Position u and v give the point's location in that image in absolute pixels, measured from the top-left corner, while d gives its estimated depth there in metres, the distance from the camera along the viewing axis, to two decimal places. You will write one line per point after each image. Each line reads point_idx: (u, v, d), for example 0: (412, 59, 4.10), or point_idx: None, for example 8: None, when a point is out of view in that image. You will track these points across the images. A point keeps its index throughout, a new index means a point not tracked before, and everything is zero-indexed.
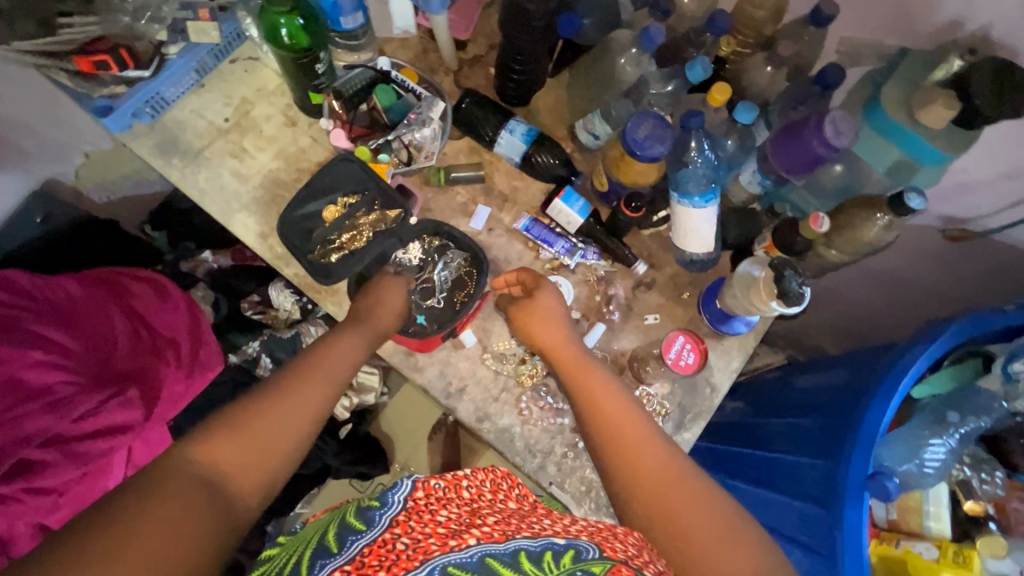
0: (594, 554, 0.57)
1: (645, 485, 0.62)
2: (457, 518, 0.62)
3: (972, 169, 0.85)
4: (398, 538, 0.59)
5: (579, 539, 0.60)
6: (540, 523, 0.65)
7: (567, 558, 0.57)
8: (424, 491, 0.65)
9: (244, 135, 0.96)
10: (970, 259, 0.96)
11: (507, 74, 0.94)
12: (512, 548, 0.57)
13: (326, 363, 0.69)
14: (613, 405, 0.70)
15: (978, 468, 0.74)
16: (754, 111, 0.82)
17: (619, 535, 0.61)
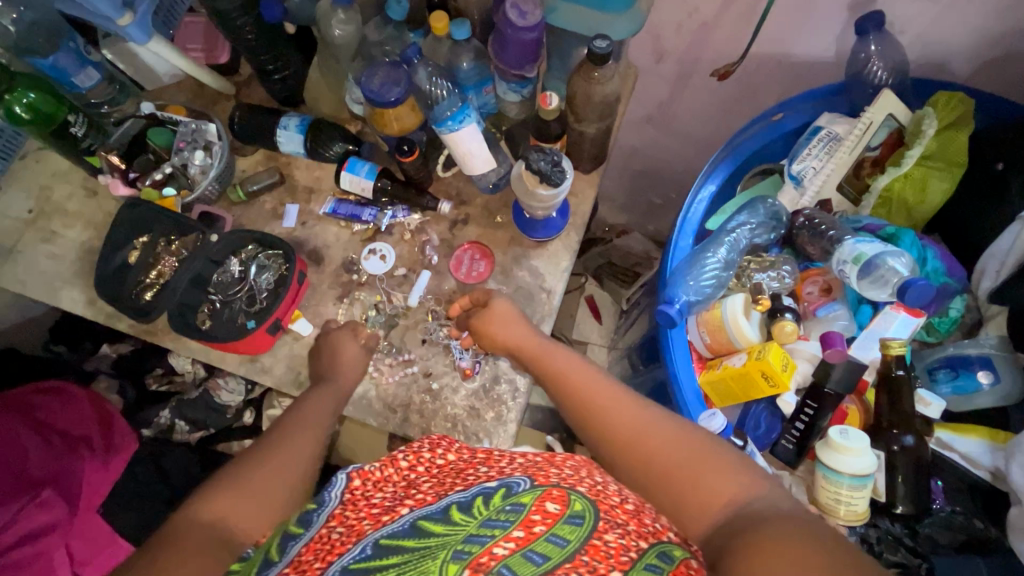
0: (525, 485, 0.51)
1: (622, 442, 0.59)
2: (394, 495, 0.56)
3: (699, 4, 0.85)
4: (333, 529, 0.54)
5: (510, 474, 0.52)
6: (477, 472, 0.55)
7: (498, 495, 0.50)
8: (361, 479, 0.59)
9: (51, 219, 1.00)
10: (751, 89, 0.97)
11: (268, 78, 0.98)
12: (443, 503, 0.51)
13: (310, 415, 0.76)
14: (580, 378, 0.67)
15: (767, 268, 0.78)
16: (468, 25, 0.83)
17: (554, 462, 0.55)
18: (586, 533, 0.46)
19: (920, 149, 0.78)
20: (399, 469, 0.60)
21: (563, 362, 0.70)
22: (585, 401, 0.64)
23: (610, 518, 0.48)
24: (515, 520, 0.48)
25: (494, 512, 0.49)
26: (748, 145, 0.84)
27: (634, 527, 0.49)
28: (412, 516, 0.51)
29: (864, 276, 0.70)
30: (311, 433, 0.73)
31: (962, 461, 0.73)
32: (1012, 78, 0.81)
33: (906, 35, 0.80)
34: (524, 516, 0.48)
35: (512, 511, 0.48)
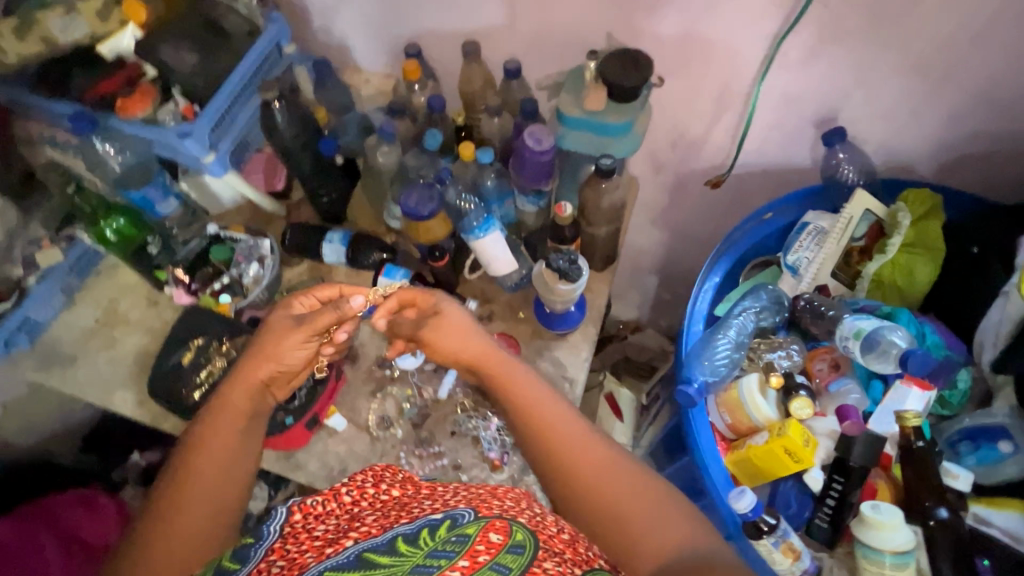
0: (469, 518, 0.55)
1: (582, 485, 0.64)
2: (338, 527, 0.58)
3: (688, 127, 1.01)
4: (272, 564, 0.54)
5: (454, 507, 0.56)
6: (421, 504, 0.59)
7: (443, 527, 0.54)
8: (301, 513, 0.60)
9: (114, 327, 1.09)
10: (739, 193, 1.10)
11: (318, 200, 1.13)
12: (387, 536, 0.53)
13: (228, 414, 0.74)
14: (546, 416, 0.69)
15: (777, 349, 0.83)
16: (492, 150, 0.98)
17: (497, 494, 0.61)
18: (526, 560, 0.52)
19: (899, 238, 0.86)
20: (344, 502, 0.62)
21: (534, 395, 0.72)
22: (553, 444, 0.67)
23: (548, 547, 0.54)
24: (459, 550, 0.52)
25: (440, 543, 0.52)
26: (743, 242, 0.94)
27: (571, 555, 0.55)
28: (359, 547, 0.53)
29: (866, 350, 0.75)
30: (230, 428, 0.73)
31: (1005, 539, 0.67)
32: (973, 175, 0.92)
33: (869, 144, 0.93)
34: (468, 547, 0.52)
35: (457, 542, 0.52)
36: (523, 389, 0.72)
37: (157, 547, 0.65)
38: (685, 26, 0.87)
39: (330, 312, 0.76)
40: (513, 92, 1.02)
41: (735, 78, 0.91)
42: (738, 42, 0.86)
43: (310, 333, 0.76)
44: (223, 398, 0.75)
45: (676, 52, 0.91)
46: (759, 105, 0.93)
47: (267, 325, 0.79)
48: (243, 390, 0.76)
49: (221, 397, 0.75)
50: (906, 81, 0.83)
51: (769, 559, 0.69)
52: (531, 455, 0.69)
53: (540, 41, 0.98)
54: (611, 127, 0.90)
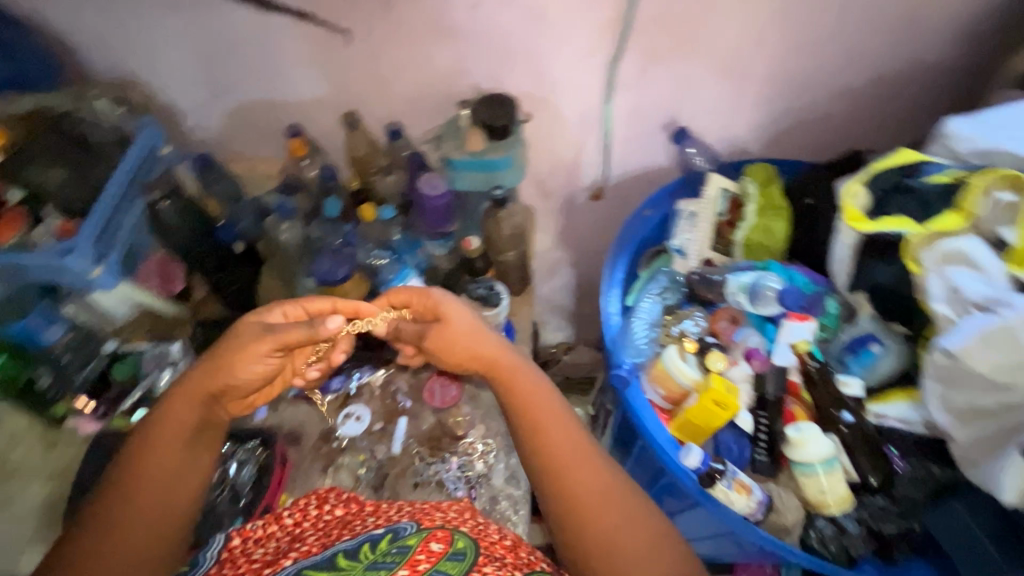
0: (410, 531, 0.64)
1: (576, 512, 0.65)
2: (276, 548, 0.67)
3: (562, 152, 1.14)
4: None
5: (395, 522, 0.66)
6: (363, 522, 0.68)
7: (385, 540, 0.62)
8: (240, 538, 0.69)
9: (7, 483, 0.96)
10: (620, 200, 1.23)
11: (223, 291, 1.10)
12: (329, 553, 0.62)
13: (173, 422, 0.69)
14: (550, 429, 0.70)
15: (684, 320, 0.92)
16: (394, 207, 1.06)
17: (439, 508, 0.71)
18: (466, 564, 0.60)
19: (752, 205, 1.02)
20: (283, 525, 0.71)
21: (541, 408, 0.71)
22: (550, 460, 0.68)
23: (488, 553, 0.62)
24: (400, 560, 0.60)
25: (381, 554, 0.61)
26: (633, 238, 1.06)
27: (511, 558, 0.63)
28: (299, 564, 0.61)
29: (753, 299, 0.87)
30: (174, 435, 0.68)
31: (899, 425, 0.77)
32: (791, 145, 1.12)
33: (709, 136, 1.10)
34: (407, 557, 0.60)
35: (397, 552, 0.61)
36: (546, 408, 0.71)
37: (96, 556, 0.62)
38: (535, 68, 1.00)
39: (301, 329, 0.73)
40: (398, 150, 1.09)
41: (590, 102, 1.05)
42: (581, 73, 1.00)
43: (275, 346, 0.72)
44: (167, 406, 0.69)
45: (534, 90, 1.03)
46: (614, 121, 1.08)
47: (224, 338, 0.72)
48: (188, 402, 0.70)
49: (164, 408, 0.69)
50: (721, 81, 1.01)
51: (728, 501, 0.75)
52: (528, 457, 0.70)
53: (413, 102, 1.07)
54: (496, 162, 1.00)
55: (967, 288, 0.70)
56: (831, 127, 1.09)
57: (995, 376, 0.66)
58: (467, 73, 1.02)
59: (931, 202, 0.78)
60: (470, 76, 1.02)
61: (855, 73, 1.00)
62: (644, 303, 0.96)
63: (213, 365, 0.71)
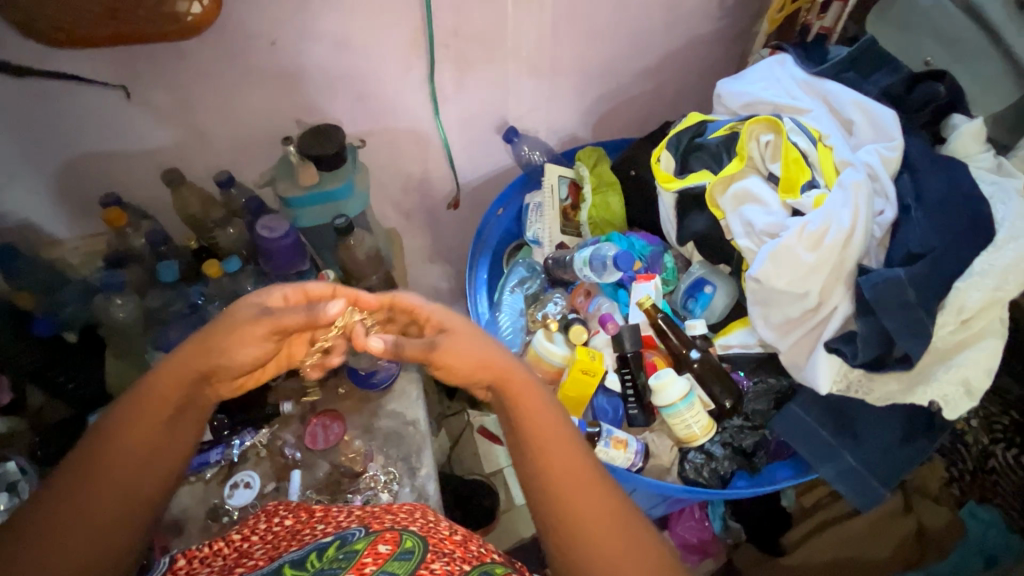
0: (358, 536, 0.61)
1: (565, 502, 0.60)
2: (222, 567, 0.63)
3: (407, 170, 1.15)
4: None
5: (342, 528, 0.63)
6: (311, 530, 0.65)
7: (331, 547, 0.59)
8: (185, 559, 0.65)
9: None
10: (477, 204, 1.28)
11: (62, 390, 0.98)
12: (276, 564, 0.59)
13: (152, 399, 0.64)
14: (547, 422, 0.64)
15: (547, 304, 0.98)
16: (236, 256, 0.98)
17: (390, 509, 0.68)
18: (414, 562, 0.56)
19: (587, 186, 1.10)
20: (231, 542, 0.67)
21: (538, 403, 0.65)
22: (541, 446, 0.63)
23: (437, 550, 0.60)
24: (346, 565, 0.56)
25: (328, 561, 0.57)
26: (490, 237, 1.11)
27: (459, 553, 0.61)
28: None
29: (598, 271, 0.93)
30: (152, 419, 0.63)
31: (742, 351, 0.86)
32: (614, 126, 1.23)
33: (540, 131, 1.17)
34: (355, 561, 0.56)
35: (343, 558, 0.57)
36: (539, 420, 0.65)
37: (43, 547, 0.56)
38: (354, 94, 1.01)
39: (302, 310, 0.67)
40: (234, 199, 1.04)
41: (419, 118, 1.07)
42: (401, 91, 1.02)
43: (271, 329, 0.67)
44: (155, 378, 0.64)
45: (360, 116, 1.04)
46: (448, 132, 1.11)
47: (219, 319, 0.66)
48: (178, 385, 0.65)
49: (144, 390, 0.63)
50: (534, 79, 1.08)
51: (610, 458, 0.79)
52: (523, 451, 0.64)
53: (239, 146, 1.03)
54: (335, 191, 0.99)
55: (755, 220, 0.80)
56: (641, 104, 1.21)
57: (791, 288, 0.75)
58: (288, 111, 1.00)
59: (722, 155, 0.89)
60: (292, 113, 1.01)
61: (646, 54, 1.12)
62: (506, 300, 1.01)
63: (200, 351, 0.66)
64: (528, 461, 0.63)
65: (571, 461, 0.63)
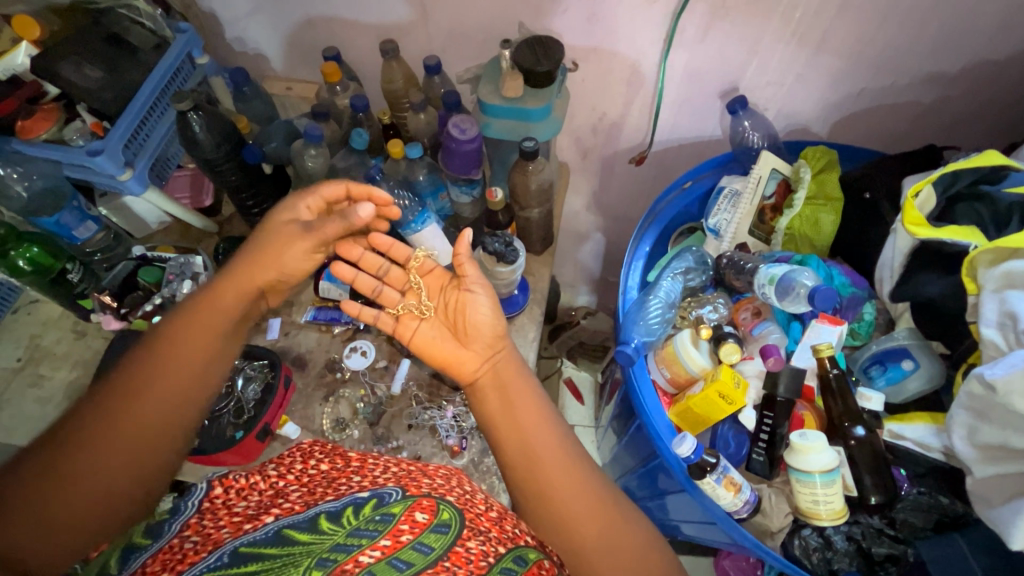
0: (396, 497, 0.59)
1: (553, 500, 0.66)
2: (259, 503, 0.61)
3: (606, 110, 1.06)
4: (187, 539, 0.56)
5: (380, 486, 0.60)
6: (349, 481, 0.62)
7: (368, 506, 0.57)
8: (223, 487, 0.64)
9: (39, 364, 1.03)
10: (665, 169, 1.16)
11: (249, 212, 1.11)
12: (309, 513, 0.56)
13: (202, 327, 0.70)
14: (529, 417, 0.71)
15: (703, 304, 0.91)
16: (420, 144, 0.98)
17: (426, 473, 0.66)
18: (451, 538, 0.56)
19: (803, 191, 0.93)
20: (267, 477, 0.66)
21: (523, 396, 0.72)
22: (531, 453, 0.68)
23: (473, 526, 0.59)
24: (382, 530, 0.55)
25: (364, 522, 0.56)
26: (667, 210, 0.99)
27: (495, 533, 0.60)
28: (280, 522, 0.56)
29: (782, 295, 0.82)
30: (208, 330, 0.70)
31: (915, 448, 0.74)
32: (861, 130, 1.02)
33: (771, 111, 1.01)
34: (391, 526, 0.56)
35: (380, 521, 0.56)
36: (523, 410, 0.71)
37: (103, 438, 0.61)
38: (590, 13, 0.92)
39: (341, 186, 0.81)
40: (435, 87, 1.05)
41: (644, 59, 0.97)
42: (635, 18, 0.91)
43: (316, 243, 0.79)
44: (199, 315, 0.70)
45: (584, 36, 0.95)
46: (668, 82, 0.99)
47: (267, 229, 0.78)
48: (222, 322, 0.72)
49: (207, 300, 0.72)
50: (792, 48, 0.91)
51: (714, 496, 0.73)
52: (505, 450, 0.69)
53: (456, 32, 1.01)
54: (532, 112, 0.93)
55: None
56: (912, 114, 0.98)
57: None
58: (516, 15, 0.96)
59: (1012, 220, 0.72)
60: (521, 19, 0.96)
61: (951, 55, 0.89)
62: (664, 284, 0.90)
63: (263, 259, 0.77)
64: (505, 452, 0.69)
65: (552, 449, 0.69)
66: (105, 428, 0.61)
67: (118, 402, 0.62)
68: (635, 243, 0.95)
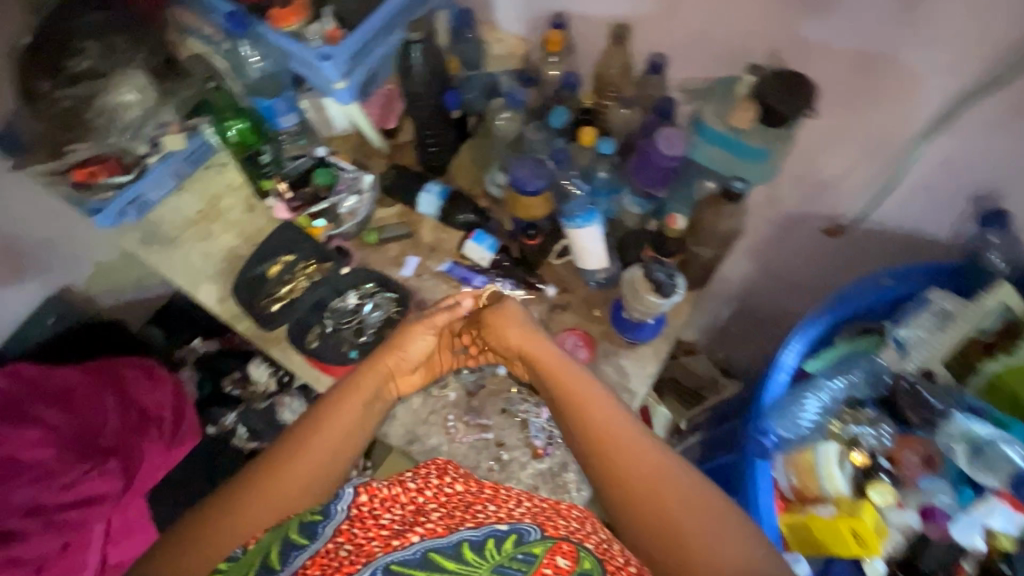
0: (536, 536, 0.64)
1: (611, 469, 0.69)
2: (402, 517, 0.68)
3: (821, 169, 0.96)
4: (341, 546, 0.64)
5: (521, 522, 0.65)
6: (484, 511, 0.68)
7: (510, 542, 0.63)
8: (368, 495, 0.69)
9: (212, 222, 1.15)
10: (857, 252, 1.04)
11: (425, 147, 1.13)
12: (455, 541, 0.63)
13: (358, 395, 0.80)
14: (583, 397, 0.75)
15: (866, 424, 0.83)
16: (613, 142, 0.96)
17: (562, 513, 0.69)
18: None
19: None
20: (407, 490, 0.71)
21: (581, 385, 0.77)
22: (596, 434, 0.71)
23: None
24: (526, 570, 0.61)
25: (507, 558, 0.62)
26: (848, 299, 0.86)
27: None
28: (425, 544, 0.63)
29: (972, 459, 0.76)
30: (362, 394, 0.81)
31: None
32: None
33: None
34: (535, 566, 0.61)
35: (523, 560, 0.61)
36: (570, 387, 0.77)
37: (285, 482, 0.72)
38: (861, 64, 0.81)
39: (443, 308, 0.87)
40: (649, 87, 0.99)
41: (897, 132, 0.85)
42: (918, 89, 0.79)
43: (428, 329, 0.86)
44: (337, 403, 0.78)
45: (842, 89, 0.85)
46: (916, 165, 0.87)
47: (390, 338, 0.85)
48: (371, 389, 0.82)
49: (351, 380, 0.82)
50: None
51: None
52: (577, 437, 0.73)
53: (698, 42, 0.93)
54: (750, 151, 0.86)
55: None
56: None
57: None
58: (770, 41, 0.86)
59: None
60: (776, 47, 0.87)
61: None
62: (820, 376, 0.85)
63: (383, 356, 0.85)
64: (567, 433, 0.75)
65: (611, 425, 0.72)
66: (283, 475, 0.72)
67: (296, 451, 0.74)
68: (799, 326, 0.84)
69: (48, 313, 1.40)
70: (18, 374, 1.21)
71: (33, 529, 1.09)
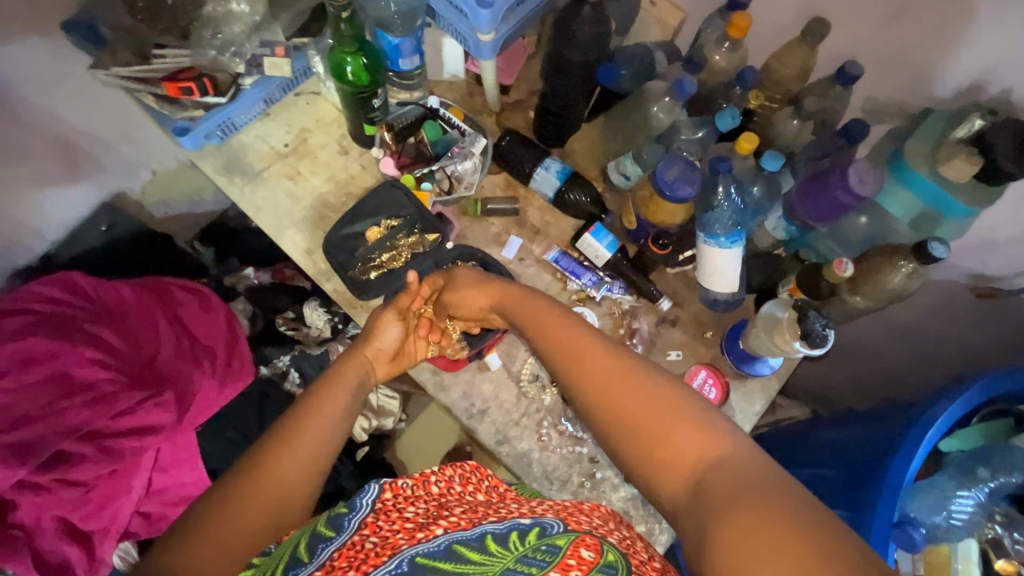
0: (559, 529, 0.57)
1: (581, 376, 0.65)
2: (426, 513, 0.60)
3: (996, 226, 0.87)
4: (367, 538, 0.56)
5: (544, 516, 0.59)
6: (508, 508, 0.63)
7: (533, 534, 0.56)
8: (392, 493, 0.62)
9: (300, 160, 1.03)
10: (997, 319, 0.96)
11: (546, 114, 0.99)
12: (479, 532, 0.56)
13: (342, 383, 0.78)
14: (548, 318, 0.72)
15: (1012, 527, 0.76)
16: (781, 160, 0.85)
17: (584, 510, 0.62)
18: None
19: None
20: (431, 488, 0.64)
21: (547, 313, 0.73)
22: (566, 353, 0.67)
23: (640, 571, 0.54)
24: (551, 561, 0.53)
25: (530, 549, 0.55)
26: (992, 381, 0.76)
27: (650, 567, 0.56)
28: (451, 536, 0.55)
29: None
30: (346, 382, 0.78)
31: None
32: None
33: None
34: (559, 559, 0.53)
35: (548, 551, 0.54)
36: (536, 313, 0.74)
37: (267, 470, 0.66)
38: None
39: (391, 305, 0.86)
40: (831, 98, 0.86)
41: None
42: None
43: (398, 312, 0.86)
44: (319, 393, 0.75)
45: None
46: None
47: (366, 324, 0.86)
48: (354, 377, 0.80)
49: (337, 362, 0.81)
50: None
51: None
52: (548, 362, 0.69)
53: (908, 59, 0.80)
54: (954, 207, 0.77)
55: None
56: None
57: None
58: (1005, 78, 0.73)
59: None
60: (1009, 87, 0.74)
61: None
62: (953, 457, 0.80)
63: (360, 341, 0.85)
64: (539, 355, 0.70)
65: (575, 340, 0.68)
66: (264, 467, 0.66)
67: (278, 441, 0.69)
68: (941, 407, 0.75)
69: (100, 218, 1.30)
70: (74, 286, 1.17)
71: (89, 452, 1.05)
